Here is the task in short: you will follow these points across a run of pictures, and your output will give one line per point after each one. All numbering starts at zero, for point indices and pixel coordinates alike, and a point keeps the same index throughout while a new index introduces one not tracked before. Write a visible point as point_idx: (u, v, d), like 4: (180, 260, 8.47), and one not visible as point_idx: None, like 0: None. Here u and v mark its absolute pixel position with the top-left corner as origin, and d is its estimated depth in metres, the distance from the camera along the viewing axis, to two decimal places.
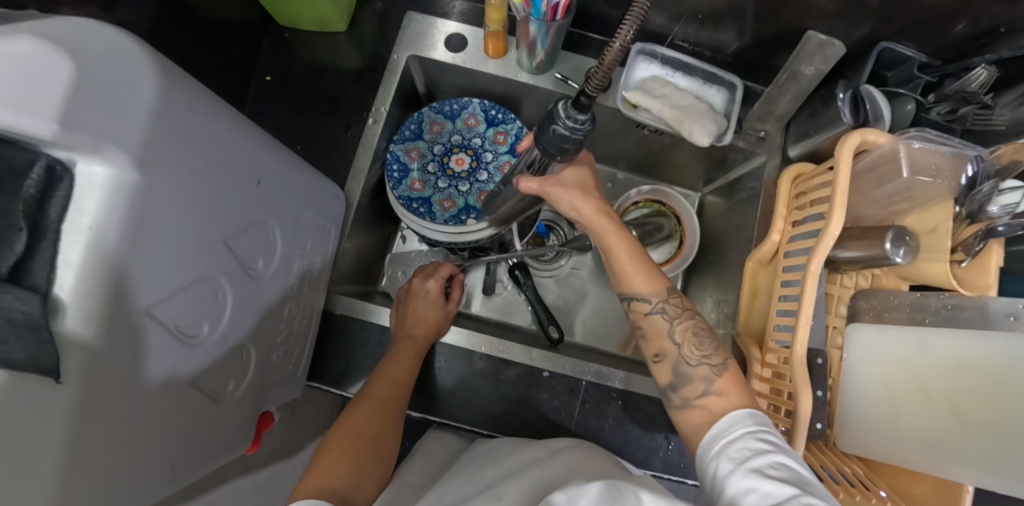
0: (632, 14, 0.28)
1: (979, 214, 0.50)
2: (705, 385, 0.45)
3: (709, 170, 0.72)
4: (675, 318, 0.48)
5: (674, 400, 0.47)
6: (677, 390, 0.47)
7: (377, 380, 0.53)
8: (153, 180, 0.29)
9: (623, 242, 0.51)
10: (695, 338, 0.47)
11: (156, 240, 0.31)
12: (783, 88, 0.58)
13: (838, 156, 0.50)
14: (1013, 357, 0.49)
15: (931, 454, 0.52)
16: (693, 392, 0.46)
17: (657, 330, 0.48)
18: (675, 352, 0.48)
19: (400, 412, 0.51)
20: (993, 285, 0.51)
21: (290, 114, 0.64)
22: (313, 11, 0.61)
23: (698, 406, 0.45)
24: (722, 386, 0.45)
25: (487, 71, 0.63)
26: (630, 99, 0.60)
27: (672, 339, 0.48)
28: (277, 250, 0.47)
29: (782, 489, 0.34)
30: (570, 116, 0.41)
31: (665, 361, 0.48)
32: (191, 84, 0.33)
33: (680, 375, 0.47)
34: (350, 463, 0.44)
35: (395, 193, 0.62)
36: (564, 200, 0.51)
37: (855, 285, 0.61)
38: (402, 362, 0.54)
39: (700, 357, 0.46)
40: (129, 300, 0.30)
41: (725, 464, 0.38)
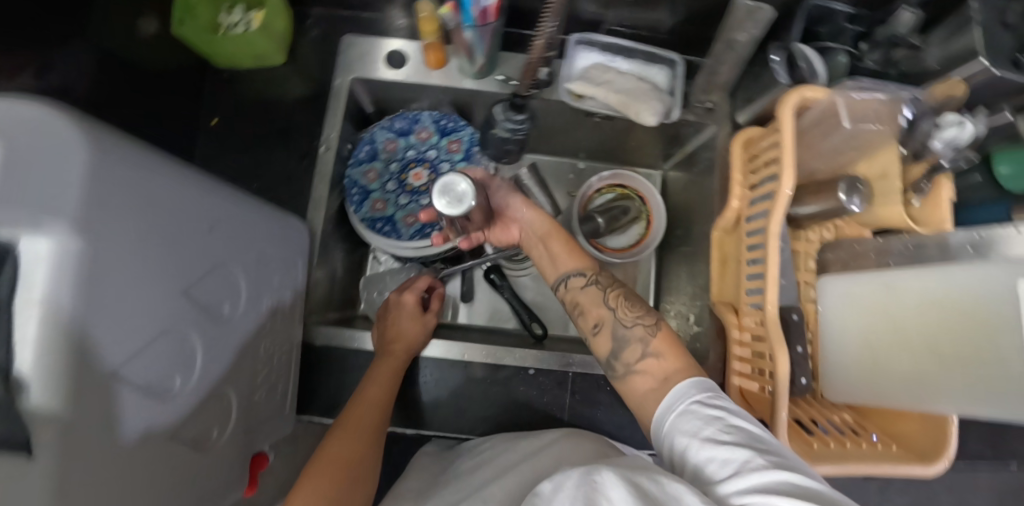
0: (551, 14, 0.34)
1: (924, 152, 0.52)
2: (642, 346, 0.47)
3: (666, 147, 0.73)
4: (608, 288, 0.52)
5: (617, 367, 0.48)
6: (618, 356, 0.48)
7: (357, 405, 0.53)
8: (101, 244, 0.30)
9: (552, 231, 0.56)
10: (627, 302, 0.50)
11: (113, 303, 0.31)
12: (720, 58, 0.59)
13: (781, 117, 0.51)
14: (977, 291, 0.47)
15: (916, 393, 0.53)
16: (632, 355, 0.47)
17: (591, 299, 0.52)
18: (611, 316, 0.50)
19: (380, 433, 0.52)
20: (947, 219, 0.53)
21: (241, 153, 0.63)
22: (249, 48, 0.61)
23: (640, 370, 0.47)
24: (658, 347, 0.47)
25: (431, 83, 0.63)
26: (574, 89, 0.60)
27: (607, 306, 0.50)
28: (243, 292, 0.47)
29: (739, 453, 0.35)
30: (510, 117, 0.44)
31: (605, 329, 0.50)
32: (126, 144, 0.33)
33: (618, 339, 0.49)
34: (330, 493, 0.45)
35: (356, 216, 0.62)
36: (522, 205, 0.58)
37: (819, 238, 0.64)
38: (379, 385, 0.54)
39: (634, 318, 0.49)
40: (96, 361, 0.30)
41: (682, 439, 0.39)
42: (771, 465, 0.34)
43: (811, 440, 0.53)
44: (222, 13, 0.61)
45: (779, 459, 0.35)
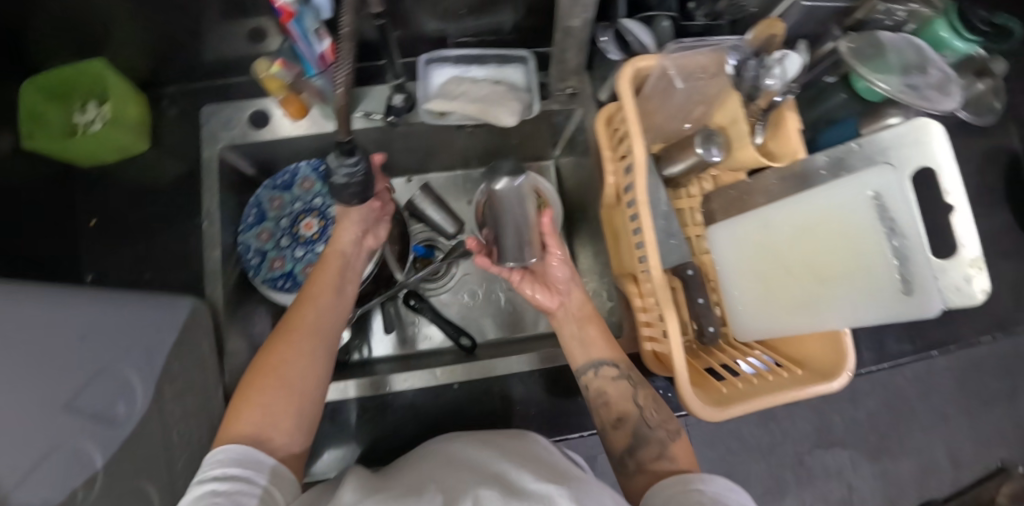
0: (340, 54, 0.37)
1: (757, 92, 0.54)
2: (659, 450, 0.50)
3: (549, 137, 0.75)
4: (638, 385, 0.55)
5: (630, 465, 0.51)
6: (633, 453, 0.51)
7: (297, 311, 0.50)
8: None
9: (592, 321, 0.59)
10: (654, 404, 0.54)
11: None
12: (565, 45, 0.60)
13: (621, 91, 0.53)
14: (832, 205, 0.51)
15: (808, 313, 0.55)
16: (648, 455, 0.50)
17: (622, 394, 0.54)
18: (636, 414, 0.53)
19: (328, 333, 0.50)
20: (798, 149, 0.57)
21: (129, 246, 0.63)
22: (107, 144, 0.61)
23: (651, 467, 0.50)
24: (674, 452, 0.50)
25: (299, 134, 0.64)
26: (433, 108, 0.62)
27: (635, 404, 0.54)
28: (138, 390, 0.47)
29: None
30: (341, 164, 0.43)
31: (627, 424, 0.53)
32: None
33: (638, 438, 0.52)
34: (278, 404, 0.44)
35: (257, 279, 0.63)
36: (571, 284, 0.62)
37: (700, 191, 0.68)
38: (320, 288, 0.52)
39: (658, 422, 0.53)
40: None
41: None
42: None
43: (721, 385, 0.57)
44: (76, 112, 0.62)
45: None
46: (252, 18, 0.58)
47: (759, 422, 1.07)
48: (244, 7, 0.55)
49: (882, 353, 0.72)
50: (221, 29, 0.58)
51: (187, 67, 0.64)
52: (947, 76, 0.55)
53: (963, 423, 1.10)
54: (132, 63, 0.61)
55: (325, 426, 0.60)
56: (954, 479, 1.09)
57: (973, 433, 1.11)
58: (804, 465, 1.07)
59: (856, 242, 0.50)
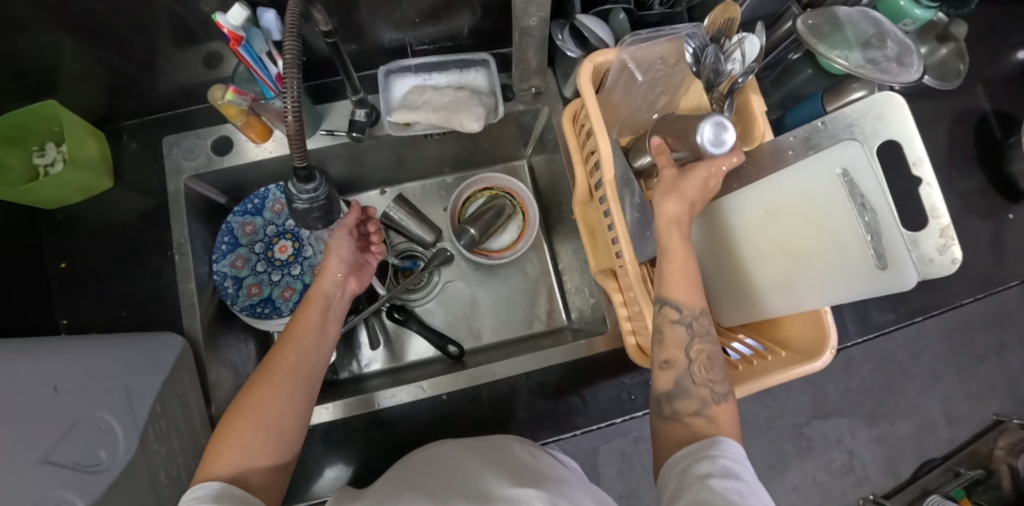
0: (287, 88, 0.38)
1: (717, 79, 0.53)
2: (698, 406, 0.46)
3: (519, 137, 0.74)
4: (697, 335, 0.48)
5: (664, 409, 0.48)
6: (671, 401, 0.48)
7: (281, 349, 0.47)
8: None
9: (681, 253, 0.48)
10: (707, 361, 0.48)
11: None
12: (524, 44, 0.59)
13: (581, 89, 0.53)
14: (818, 188, 0.51)
15: (788, 293, 0.55)
16: (685, 408, 0.47)
17: (677, 339, 0.47)
18: (685, 363, 0.48)
19: (312, 373, 0.47)
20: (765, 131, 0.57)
21: (103, 286, 0.62)
22: (69, 185, 0.60)
23: (684, 421, 0.46)
24: (715, 413, 0.46)
25: (265, 156, 0.64)
26: (397, 120, 0.61)
27: (686, 353, 0.48)
28: (121, 436, 0.46)
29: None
30: (300, 190, 0.43)
31: (672, 368, 0.48)
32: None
33: (680, 388, 0.47)
34: (257, 441, 0.42)
35: (235, 307, 0.62)
36: (670, 213, 0.48)
37: None
38: (305, 323, 0.49)
39: (705, 378, 0.47)
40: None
41: (692, 481, 0.40)
42: None
43: None
44: (36, 154, 0.62)
45: None
46: (204, 44, 0.56)
47: (756, 398, 1.08)
48: (195, 35, 0.54)
49: (866, 324, 0.72)
50: (171, 59, 0.57)
51: (143, 100, 0.63)
52: (905, 47, 0.54)
53: (956, 381, 1.12)
54: (86, 101, 0.60)
55: (317, 447, 0.60)
56: (952, 436, 1.11)
57: (966, 390, 1.12)
58: (803, 437, 1.09)
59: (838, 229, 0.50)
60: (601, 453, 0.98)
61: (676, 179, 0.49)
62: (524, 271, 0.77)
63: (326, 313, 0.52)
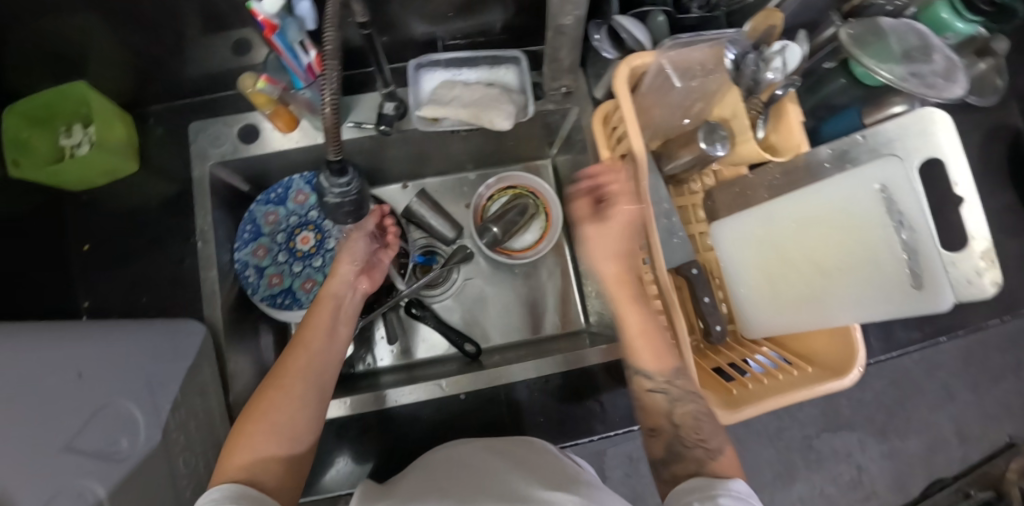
0: (326, 76, 0.38)
1: (758, 86, 0.53)
2: (695, 466, 0.46)
3: (545, 136, 0.73)
4: (676, 400, 0.49)
5: (663, 475, 0.48)
6: (667, 466, 0.48)
7: (291, 354, 0.48)
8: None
9: (635, 310, 0.50)
10: (695, 422, 0.48)
11: None
12: (557, 43, 0.58)
13: (617, 93, 0.52)
14: (847, 202, 0.50)
15: (819, 307, 0.54)
16: (682, 470, 0.46)
17: (657, 407, 0.49)
18: (670, 431, 0.48)
19: (325, 374, 0.48)
20: (802, 142, 0.55)
21: (125, 269, 0.62)
22: (94, 168, 0.59)
23: (690, 478, 0.46)
24: (716, 468, 0.45)
25: (289, 147, 0.63)
26: (425, 115, 0.60)
27: (669, 420, 0.49)
28: (141, 424, 0.46)
29: None
30: (333, 184, 0.43)
31: (659, 437, 0.49)
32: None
33: (672, 453, 0.48)
34: (269, 444, 0.42)
35: (256, 297, 0.63)
36: (608, 268, 0.51)
37: (703, 187, 0.66)
38: (314, 327, 0.50)
39: (695, 439, 0.47)
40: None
41: None
42: None
43: (731, 387, 0.56)
44: (62, 134, 0.61)
45: None
46: (235, 30, 0.56)
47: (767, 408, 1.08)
48: (225, 21, 0.54)
49: (890, 341, 0.71)
50: (201, 44, 0.57)
51: (171, 85, 0.62)
52: (951, 61, 0.53)
53: (970, 400, 1.10)
54: (114, 84, 0.60)
55: (332, 442, 0.60)
56: (964, 455, 1.10)
57: (980, 409, 1.11)
58: (812, 449, 1.08)
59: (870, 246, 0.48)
60: (608, 456, 0.98)
61: (601, 230, 0.51)
62: (543, 272, 0.77)
63: (337, 316, 0.52)
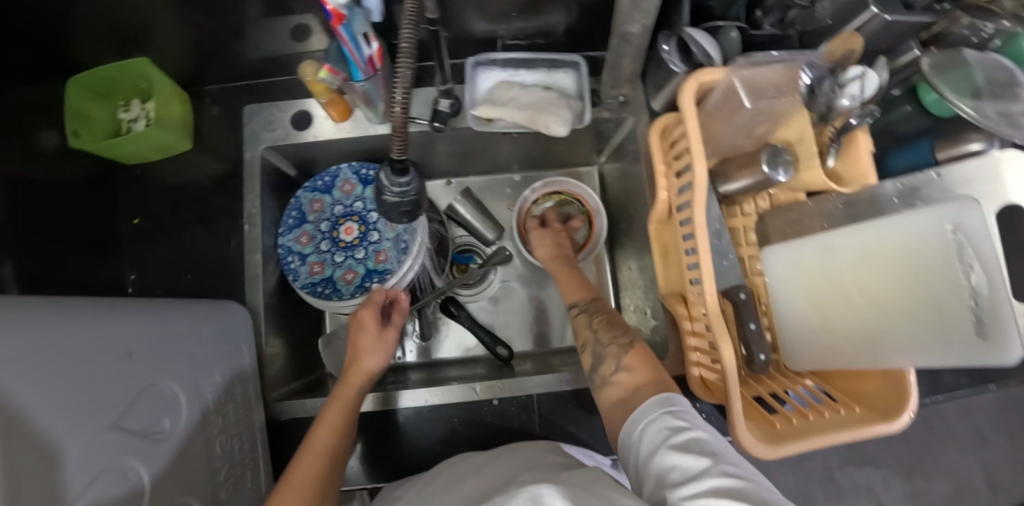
0: (401, 70, 0.36)
1: (830, 113, 0.50)
2: (616, 362, 0.51)
3: (595, 143, 0.72)
4: (592, 315, 0.57)
5: (595, 380, 0.52)
6: (597, 370, 0.52)
7: (305, 456, 0.46)
8: (17, 417, 0.29)
9: (568, 275, 0.63)
10: (608, 325, 0.55)
11: (46, 452, 0.31)
12: (621, 51, 0.56)
13: (682, 107, 0.51)
14: (912, 249, 0.47)
15: (871, 347, 0.51)
16: (608, 369, 0.51)
17: (580, 323, 0.57)
18: (592, 340, 0.55)
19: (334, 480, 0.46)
20: (870, 173, 0.53)
21: (173, 246, 0.63)
22: (150, 143, 0.60)
23: (612, 382, 0.50)
24: (630, 362, 0.50)
25: (342, 136, 0.63)
26: (481, 115, 0.59)
27: (590, 329, 0.56)
28: (183, 405, 0.46)
29: (699, 462, 0.37)
30: (392, 183, 0.41)
31: (587, 350, 0.55)
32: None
33: (597, 357, 0.53)
34: None
35: (297, 284, 0.62)
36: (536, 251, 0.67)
37: (756, 210, 0.64)
38: (332, 424, 0.49)
39: (611, 338, 0.54)
40: (52, 488, 0.31)
41: (650, 446, 0.41)
42: (727, 475, 0.35)
43: (771, 419, 0.54)
44: (120, 108, 0.62)
45: (743, 472, 0.36)
46: (297, 15, 0.55)
47: None
48: (289, 5, 0.53)
49: (936, 385, 0.68)
50: (263, 28, 0.56)
51: (230, 66, 0.62)
52: None
53: (1002, 447, 1.06)
54: (175, 61, 0.60)
55: (360, 434, 0.60)
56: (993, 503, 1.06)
57: (1012, 457, 1.07)
58: (833, 482, 1.04)
59: (935, 308, 0.46)
60: None
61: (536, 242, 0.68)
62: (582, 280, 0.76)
63: (353, 411, 0.52)
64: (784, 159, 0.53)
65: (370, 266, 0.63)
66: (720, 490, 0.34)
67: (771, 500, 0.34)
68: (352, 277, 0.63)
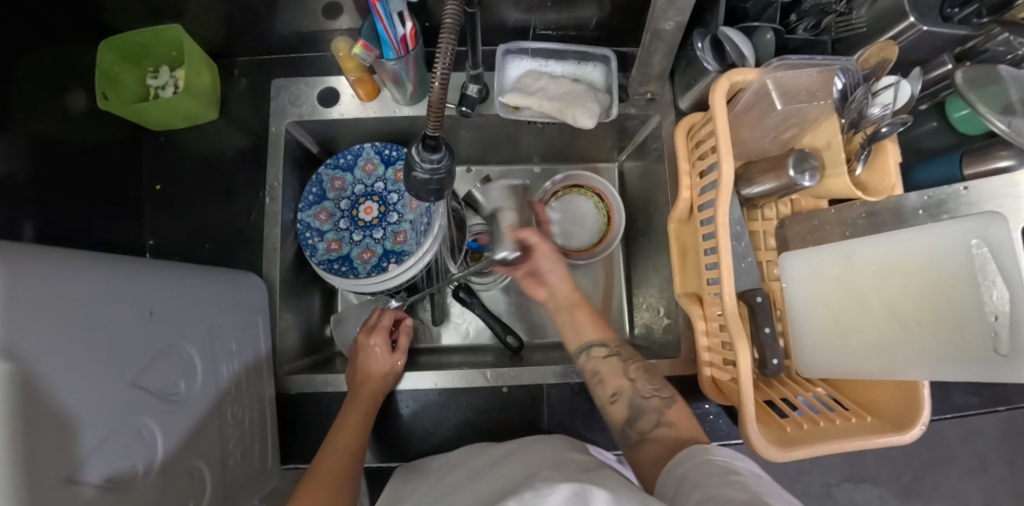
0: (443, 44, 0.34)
1: (861, 121, 0.50)
2: (656, 417, 0.51)
3: (617, 140, 0.72)
4: (628, 361, 0.56)
5: (631, 435, 0.51)
6: (633, 424, 0.52)
7: (327, 455, 0.51)
8: (31, 367, 0.29)
9: (582, 309, 0.61)
10: (645, 375, 0.55)
11: (61, 406, 0.31)
12: (652, 48, 0.56)
13: (713, 107, 0.50)
14: (937, 260, 0.48)
15: (888, 358, 0.51)
16: (646, 425, 0.51)
17: (612, 369, 0.55)
18: (630, 388, 0.54)
19: (353, 477, 0.50)
20: (897, 184, 0.53)
21: (194, 216, 0.63)
22: (178, 111, 0.60)
23: (652, 437, 0.50)
24: (672, 417, 0.51)
25: (367, 116, 0.63)
26: (508, 103, 0.59)
27: (626, 377, 0.54)
28: (198, 369, 0.46)
29: (747, 496, 0.36)
30: (424, 158, 0.41)
31: (622, 398, 0.53)
32: (15, 255, 0.31)
33: (635, 408, 0.52)
34: None
35: (314, 260, 0.62)
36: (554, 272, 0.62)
37: (777, 215, 0.63)
38: (351, 428, 0.54)
39: (650, 390, 0.53)
40: (59, 441, 0.31)
41: (697, 480, 0.40)
42: None
43: (783, 422, 0.54)
44: (150, 75, 0.62)
45: None
46: None
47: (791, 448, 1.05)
48: None
49: (945, 402, 0.68)
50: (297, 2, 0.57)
51: (261, 39, 0.62)
52: None
53: (1003, 473, 1.06)
54: (207, 31, 0.60)
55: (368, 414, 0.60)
56: None
57: (1011, 482, 1.07)
58: (831, 498, 1.03)
59: (959, 319, 0.46)
60: None
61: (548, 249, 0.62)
62: (595, 276, 0.76)
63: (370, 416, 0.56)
64: (811, 163, 0.53)
65: (389, 247, 0.63)
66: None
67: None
68: (370, 257, 0.63)
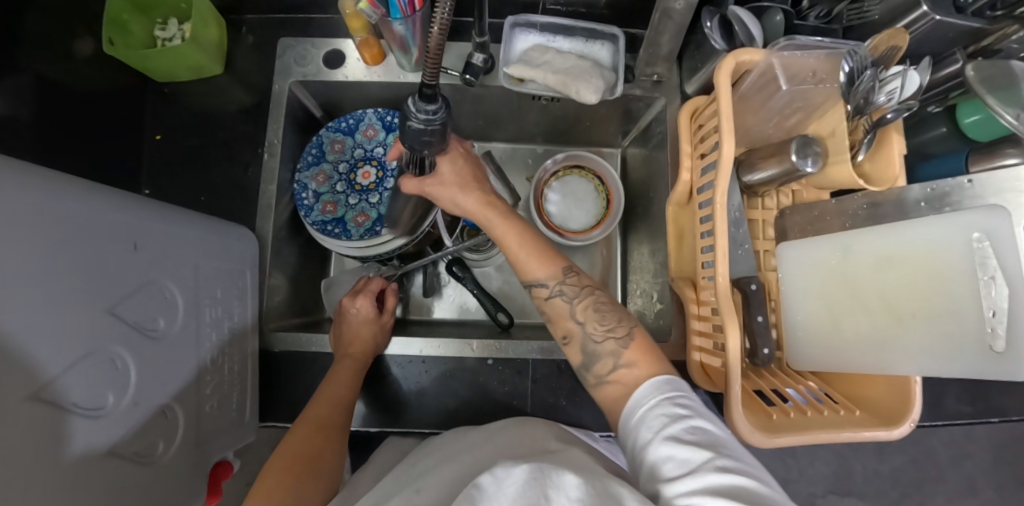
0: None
1: (866, 107, 0.48)
2: (614, 360, 0.45)
3: (622, 124, 0.72)
4: (575, 299, 0.49)
5: (589, 379, 0.47)
6: (590, 368, 0.47)
7: (319, 405, 0.52)
8: (3, 274, 0.28)
9: (511, 230, 0.51)
10: (596, 314, 0.48)
11: (34, 321, 0.31)
12: (660, 27, 0.56)
13: (718, 85, 0.50)
14: (930, 252, 0.46)
15: (878, 353, 0.50)
16: (604, 368, 0.46)
17: (559, 311, 0.49)
18: (580, 331, 0.48)
19: (343, 430, 0.51)
20: (899, 176, 0.51)
21: (192, 168, 0.63)
22: (183, 62, 0.61)
23: (611, 380, 0.45)
24: (630, 357, 0.45)
25: (373, 80, 0.63)
26: (512, 74, 0.59)
27: (574, 319, 0.48)
28: (179, 309, 0.45)
29: (697, 454, 0.34)
30: (420, 109, 0.40)
31: (573, 341, 0.49)
32: (10, 164, 0.31)
33: (589, 353, 0.47)
34: (299, 486, 0.44)
35: (308, 220, 0.62)
36: (460, 197, 0.51)
37: (777, 205, 0.62)
38: (339, 384, 0.54)
39: (604, 332, 0.47)
40: (26, 356, 0.30)
41: (645, 434, 0.38)
42: (725, 471, 0.33)
43: (770, 409, 0.53)
44: (157, 27, 0.62)
45: (742, 467, 0.34)
46: None
47: None
48: None
49: (939, 409, 0.66)
50: None
51: None
52: None
53: None
54: None
55: None
56: None
57: None
58: None
59: (946, 315, 0.45)
60: None
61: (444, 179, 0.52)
62: (590, 260, 0.76)
63: (359, 371, 0.55)
64: (813, 149, 0.52)
65: (383, 211, 0.64)
66: (719, 489, 0.32)
67: (768, 498, 0.32)
68: (364, 222, 0.63)
